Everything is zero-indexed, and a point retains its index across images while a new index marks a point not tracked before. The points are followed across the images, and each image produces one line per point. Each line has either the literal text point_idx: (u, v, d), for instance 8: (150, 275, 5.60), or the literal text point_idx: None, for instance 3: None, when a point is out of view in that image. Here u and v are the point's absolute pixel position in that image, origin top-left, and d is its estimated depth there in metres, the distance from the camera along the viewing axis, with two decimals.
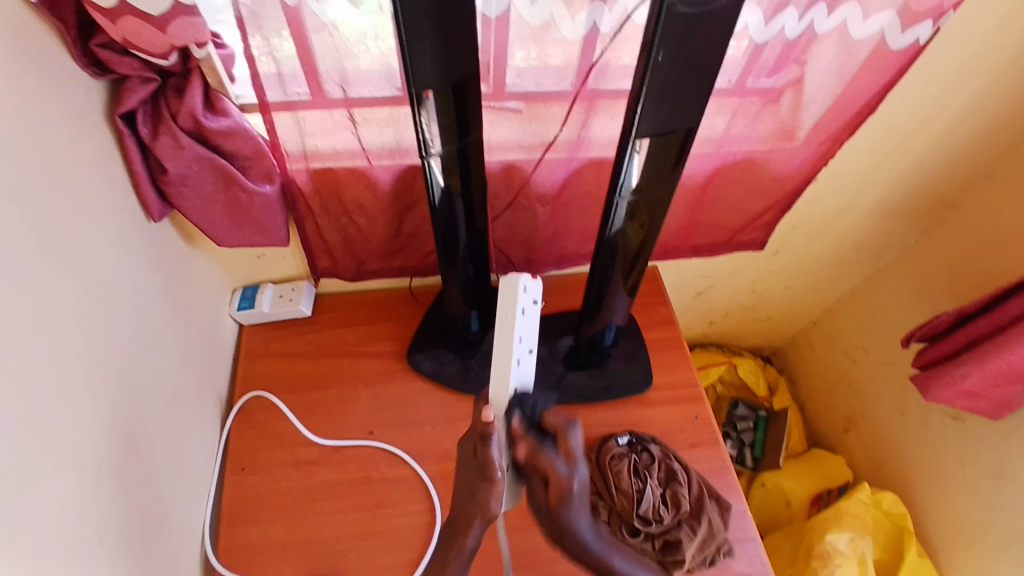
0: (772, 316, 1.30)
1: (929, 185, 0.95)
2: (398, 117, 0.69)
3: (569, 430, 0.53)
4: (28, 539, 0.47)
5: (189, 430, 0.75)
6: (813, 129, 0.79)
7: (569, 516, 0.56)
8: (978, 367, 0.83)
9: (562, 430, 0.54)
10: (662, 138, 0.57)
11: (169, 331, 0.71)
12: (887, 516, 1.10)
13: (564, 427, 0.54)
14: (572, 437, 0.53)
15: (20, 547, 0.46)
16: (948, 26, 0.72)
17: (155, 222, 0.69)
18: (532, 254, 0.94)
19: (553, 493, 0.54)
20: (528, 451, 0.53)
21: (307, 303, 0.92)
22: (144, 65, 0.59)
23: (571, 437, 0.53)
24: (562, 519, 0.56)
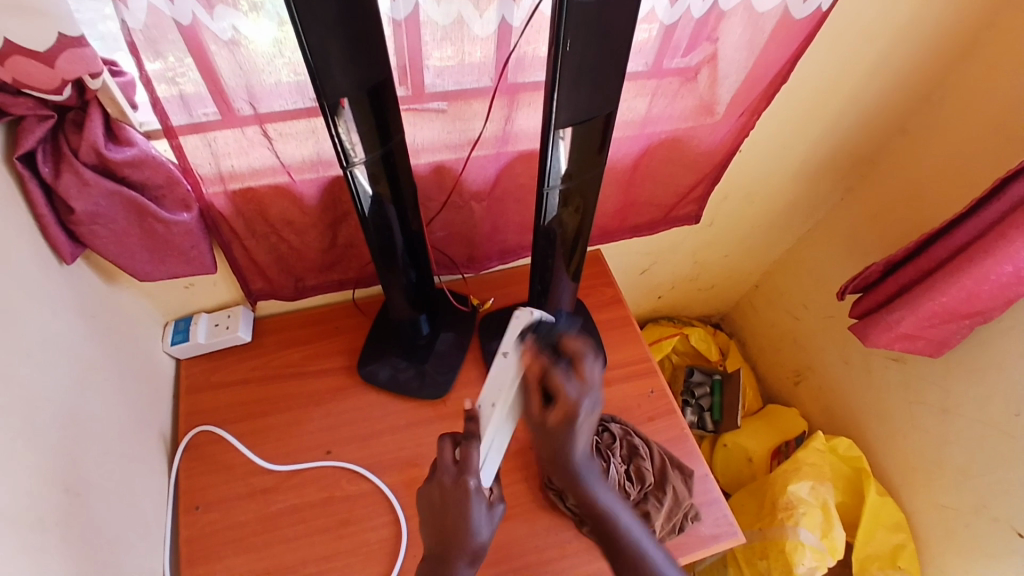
0: (716, 284, 1.34)
1: (848, 144, 0.99)
2: (316, 128, 0.67)
3: (587, 358, 0.59)
4: None
5: (135, 475, 0.72)
6: (731, 103, 0.81)
7: (565, 436, 0.59)
8: (912, 311, 0.87)
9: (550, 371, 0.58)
10: (585, 124, 0.57)
11: (100, 376, 0.67)
12: (843, 460, 1.16)
13: (582, 353, 0.59)
14: (586, 366, 0.59)
15: None
16: None
17: (68, 264, 0.64)
18: (474, 251, 0.94)
19: (561, 412, 0.58)
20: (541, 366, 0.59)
21: (245, 329, 0.90)
22: (40, 102, 0.55)
23: (586, 364, 0.59)
24: (558, 437, 0.59)
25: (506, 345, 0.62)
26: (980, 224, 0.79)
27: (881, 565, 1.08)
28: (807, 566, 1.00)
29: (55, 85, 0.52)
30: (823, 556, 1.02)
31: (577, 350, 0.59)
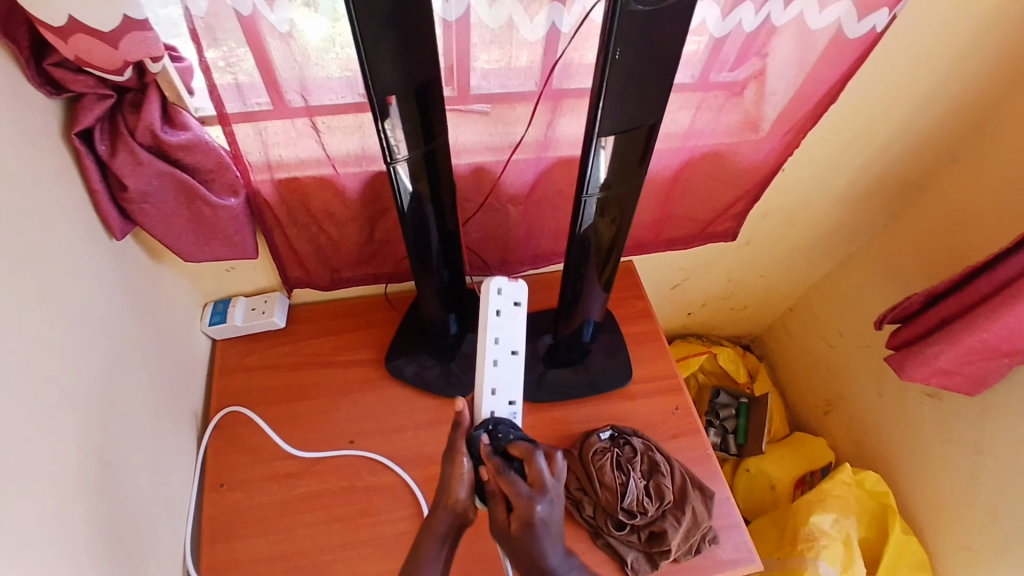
0: (749, 304, 1.32)
1: (895, 170, 0.97)
2: (362, 124, 0.68)
3: (533, 456, 0.56)
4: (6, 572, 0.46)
5: (164, 448, 0.74)
6: (776, 120, 0.80)
7: (529, 544, 0.56)
8: (952, 345, 0.84)
9: (527, 457, 0.57)
10: (627, 134, 0.57)
11: (138, 350, 0.70)
12: (871, 496, 1.12)
13: (529, 453, 0.57)
14: (539, 465, 0.56)
15: None
16: (904, 14, 0.73)
17: (117, 240, 0.67)
18: (507, 254, 0.94)
19: (517, 522, 0.56)
20: (493, 472, 0.57)
21: (280, 315, 0.92)
22: (100, 82, 0.58)
23: (537, 464, 0.56)
24: (523, 547, 0.56)
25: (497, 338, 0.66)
26: None
27: None
28: None
29: (116, 66, 0.55)
30: None
31: (535, 465, 0.56)
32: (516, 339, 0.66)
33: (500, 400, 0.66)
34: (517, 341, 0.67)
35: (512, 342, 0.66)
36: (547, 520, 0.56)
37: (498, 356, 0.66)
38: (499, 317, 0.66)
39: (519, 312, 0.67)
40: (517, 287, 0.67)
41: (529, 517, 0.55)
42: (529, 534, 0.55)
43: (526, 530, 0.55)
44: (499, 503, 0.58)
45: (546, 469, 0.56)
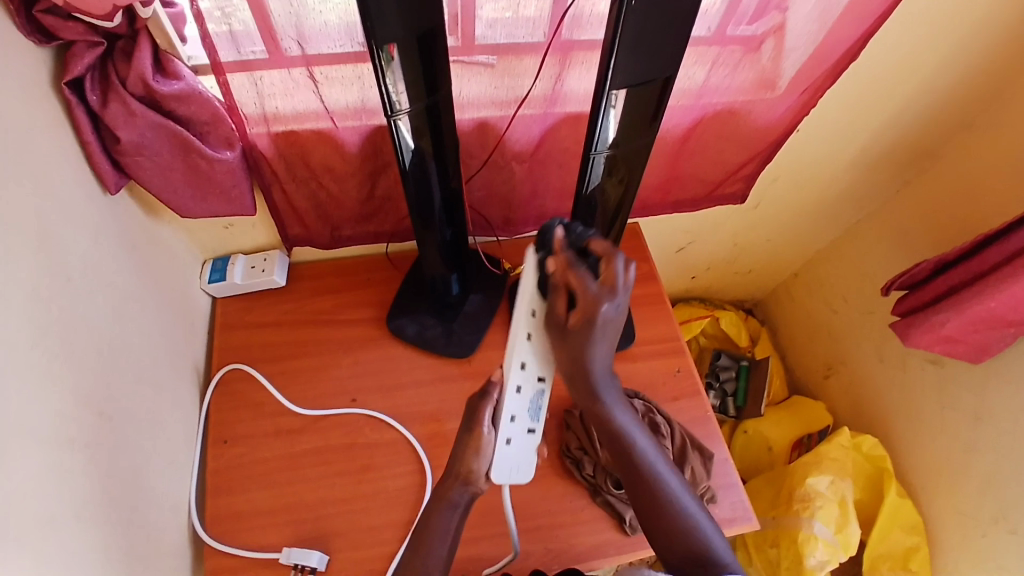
0: (754, 269, 1.30)
1: (913, 133, 0.94)
2: (362, 74, 0.65)
3: (613, 257, 0.54)
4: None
5: (167, 404, 0.74)
6: (794, 79, 0.77)
7: (587, 339, 0.55)
8: (958, 315, 0.83)
9: (607, 256, 0.54)
10: (639, 88, 0.54)
11: (136, 306, 0.69)
12: (867, 459, 1.13)
13: (608, 254, 0.54)
14: (617, 264, 0.54)
15: None
16: None
17: (112, 194, 0.65)
18: (510, 214, 0.92)
19: (581, 313, 0.54)
20: (563, 265, 0.54)
21: (281, 273, 0.90)
22: (90, 29, 0.55)
23: (615, 264, 0.54)
24: (579, 340, 0.55)
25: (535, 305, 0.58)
26: None
27: (891, 565, 1.08)
28: (818, 559, 1.01)
29: (106, 11, 0.52)
30: (835, 550, 1.02)
31: (614, 267, 0.53)
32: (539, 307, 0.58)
33: (525, 404, 0.62)
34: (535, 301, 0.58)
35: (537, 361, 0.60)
36: (608, 319, 0.54)
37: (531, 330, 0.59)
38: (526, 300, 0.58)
39: (542, 312, 0.58)
40: (532, 256, 0.56)
41: (596, 313, 0.53)
42: (589, 329, 0.54)
43: (582, 324, 0.54)
44: (559, 292, 0.55)
45: (620, 270, 0.54)
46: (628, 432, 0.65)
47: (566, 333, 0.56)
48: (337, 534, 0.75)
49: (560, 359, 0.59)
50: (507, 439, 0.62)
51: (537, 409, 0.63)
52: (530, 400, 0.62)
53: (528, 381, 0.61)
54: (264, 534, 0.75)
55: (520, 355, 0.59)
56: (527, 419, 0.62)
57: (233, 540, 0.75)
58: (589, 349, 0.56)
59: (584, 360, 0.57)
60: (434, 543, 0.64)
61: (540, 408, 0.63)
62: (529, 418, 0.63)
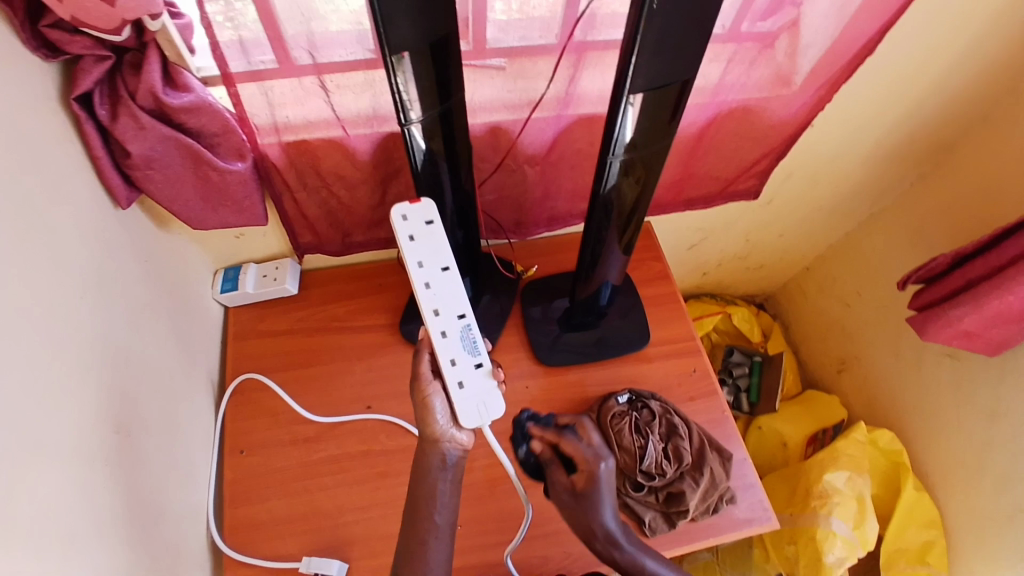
0: (765, 264, 1.30)
1: (926, 127, 0.92)
2: (373, 81, 0.64)
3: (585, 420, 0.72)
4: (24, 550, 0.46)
5: (183, 416, 0.74)
6: (810, 75, 0.75)
7: (595, 499, 0.66)
8: (976, 309, 0.82)
9: (579, 423, 0.72)
10: (659, 91, 0.53)
11: (151, 320, 0.69)
12: (883, 453, 1.13)
13: (580, 419, 0.72)
14: (591, 428, 0.71)
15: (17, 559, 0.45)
16: None
17: (123, 208, 0.65)
18: (522, 216, 0.91)
19: (585, 476, 0.67)
20: (554, 437, 0.72)
21: (292, 282, 0.90)
22: (97, 42, 0.54)
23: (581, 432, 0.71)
24: (589, 500, 0.66)
25: (425, 277, 0.61)
26: None
27: (908, 561, 1.06)
28: (836, 556, 1.00)
29: (114, 24, 0.51)
30: (853, 547, 1.01)
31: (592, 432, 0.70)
32: (440, 253, 0.62)
33: (457, 345, 0.59)
34: (443, 257, 0.62)
35: (446, 302, 0.60)
36: (606, 476, 0.67)
37: (430, 278, 0.61)
38: (411, 246, 0.61)
39: (435, 230, 0.62)
40: (423, 208, 0.63)
41: (595, 470, 0.67)
42: (591, 487, 0.66)
43: (586, 483, 0.67)
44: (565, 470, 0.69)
45: (580, 440, 0.69)
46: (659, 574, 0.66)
47: (578, 511, 0.67)
48: (356, 542, 0.75)
49: (579, 532, 0.67)
50: (459, 383, 0.58)
51: (470, 340, 0.60)
52: (460, 338, 0.60)
53: (449, 323, 0.60)
54: (283, 544, 0.75)
55: (428, 302, 0.60)
56: (463, 353, 0.59)
57: (251, 551, 0.75)
58: (598, 516, 0.66)
59: (600, 530, 0.65)
60: (428, 509, 0.61)
61: (474, 341, 0.60)
62: (467, 354, 0.59)
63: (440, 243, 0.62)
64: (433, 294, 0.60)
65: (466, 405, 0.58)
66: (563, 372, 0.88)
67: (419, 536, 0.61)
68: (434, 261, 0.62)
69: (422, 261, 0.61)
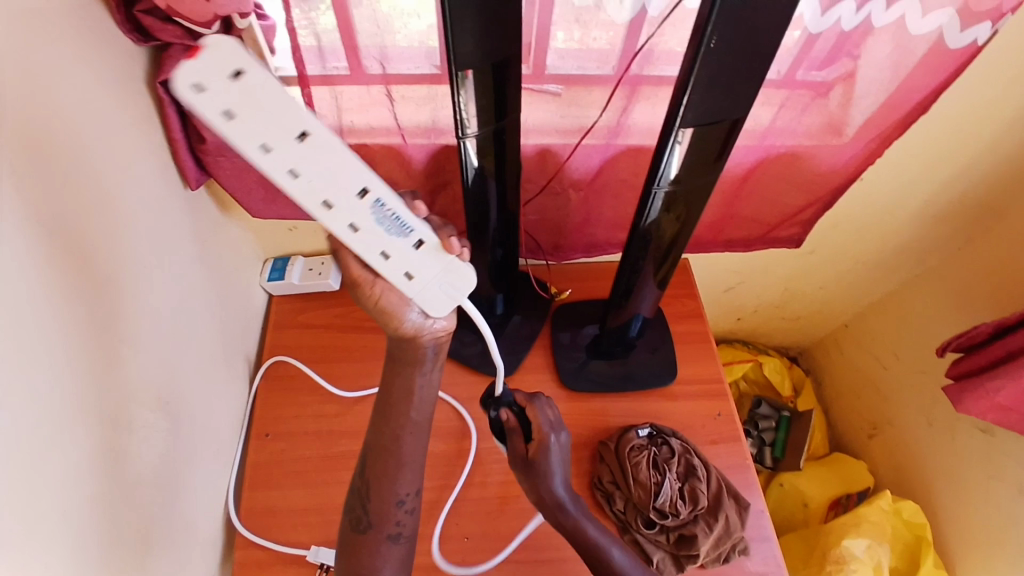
0: (801, 316, 1.28)
1: (977, 191, 0.91)
2: (436, 95, 0.68)
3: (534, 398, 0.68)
4: (53, 496, 0.48)
5: (217, 392, 0.77)
6: (862, 126, 0.76)
7: (544, 466, 0.65)
8: (1014, 382, 0.79)
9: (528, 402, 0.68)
10: (708, 128, 0.55)
11: (201, 298, 0.73)
12: (906, 525, 1.07)
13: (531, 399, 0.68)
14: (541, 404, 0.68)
15: (45, 505, 0.47)
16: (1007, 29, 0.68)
17: (193, 189, 0.70)
18: (561, 239, 0.93)
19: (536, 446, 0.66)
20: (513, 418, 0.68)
21: (335, 278, 0.93)
22: (187, 33, 0.59)
23: (535, 403, 0.68)
24: (540, 467, 0.66)
25: (284, 161, 0.38)
26: None
27: None
28: None
29: (206, 18, 0.56)
30: None
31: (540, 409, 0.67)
32: (281, 113, 0.36)
33: (377, 231, 0.43)
34: (292, 118, 0.37)
35: (331, 184, 0.40)
36: (559, 447, 0.67)
37: (290, 161, 0.38)
38: (237, 124, 0.35)
39: (255, 83, 0.35)
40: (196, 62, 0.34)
41: (547, 441, 0.66)
42: (545, 458, 0.66)
43: (541, 452, 0.66)
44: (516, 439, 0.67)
45: (544, 410, 0.68)
46: (608, 549, 0.64)
47: (528, 472, 0.66)
48: None
49: (529, 491, 0.67)
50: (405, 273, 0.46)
51: (390, 219, 0.43)
52: (376, 220, 0.43)
53: (353, 211, 0.41)
54: (293, 532, 0.77)
55: (309, 199, 0.39)
56: (389, 239, 0.44)
57: (262, 534, 0.76)
58: (552, 484, 0.65)
59: (552, 496, 0.65)
60: (404, 407, 0.58)
61: (396, 217, 0.44)
62: (395, 235, 0.44)
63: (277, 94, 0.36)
64: (310, 184, 0.39)
65: (431, 299, 0.48)
66: (585, 398, 0.88)
67: (391, 430, 0.59)
68: (281, 136, 0.37)
69: (267, 140, 0.37)
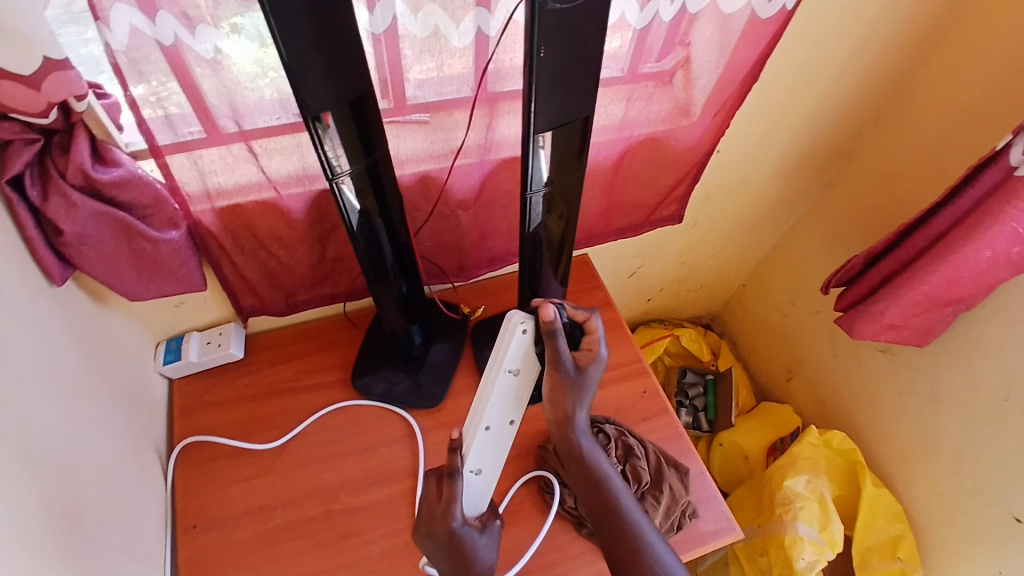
0: (703, 285, 1.36)
1: (822, 140, 1.02)
2: (300, 143, 0.68)
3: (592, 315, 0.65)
4: None
5: (134, 494, 0.71)
6: (706, 104, 0.83)
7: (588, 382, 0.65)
8: (895, 302, 0.88)
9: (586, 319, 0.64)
10: (564, 128, 0.58)
11: (92, 399, 0.67)
12: (838, 453, 1.16)
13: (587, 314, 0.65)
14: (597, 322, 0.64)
15: None
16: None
17: (58, 285, 0.64)
18: (463, 259, 0.95)
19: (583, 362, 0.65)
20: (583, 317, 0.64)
21: (238, 346, 0.90)
22: (25, 127, 0.55)
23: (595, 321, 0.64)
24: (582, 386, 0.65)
25: (512, 363, 0.60)
26: (955, 212, 0.80)
27: (881, 557, 1.08)
28: (807, 560, 1.00)
29: (40, 108, 0.53)
30: (822, 549, 1.01)
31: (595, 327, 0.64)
32: (520, 359, 0.60)
33: (485, 439, 0.61)
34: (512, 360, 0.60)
35: (495, 415, 0.61)
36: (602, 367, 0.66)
37: (506, 385, 0.60)
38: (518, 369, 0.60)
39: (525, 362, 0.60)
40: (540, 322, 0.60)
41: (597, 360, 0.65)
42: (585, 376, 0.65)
43: (589, 366, 0.65)
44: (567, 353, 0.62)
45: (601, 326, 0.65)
46: (604, 476, 0.70)
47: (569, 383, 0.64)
48: None
49: (551, 411, 0.69)
50: (474, 471, 0.63)
51: (479, 455, 0.62)
52: (497, 439, 0.62)
53: (497, 422, 0.61)
54: None
55: (503, 414, 0.61)
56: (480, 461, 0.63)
57: None
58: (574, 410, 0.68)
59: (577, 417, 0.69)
60: None
61: (473, 455, 0.61)
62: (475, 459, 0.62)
63: (499, 358, 0.59)
64: (498, 407, 0.60)
65: (480, 488, 0.65)
66: None
67: None
68: (506, 378, 0.60)
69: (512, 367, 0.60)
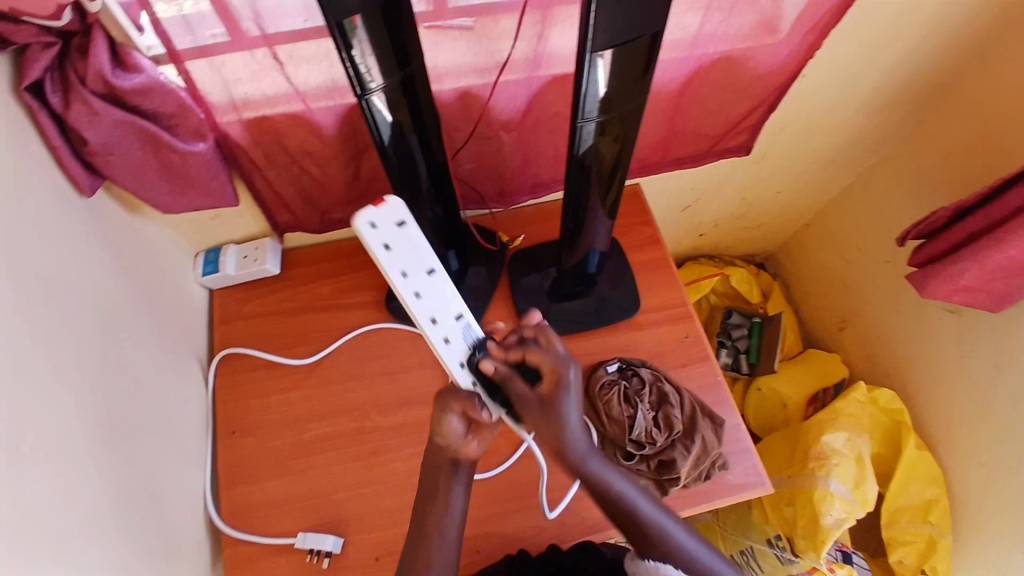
0: (762, 223, 1.26)
1: (928, 71, 0.87)
2: (328, 50, 0.62)
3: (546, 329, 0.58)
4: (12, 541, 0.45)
5: (171, 400, 0.73)
6: (796, 20, 0.71)
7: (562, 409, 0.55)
8: (978, 264, 0.78)
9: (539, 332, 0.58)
10: (626, 46, 0.50)
11: (126, 309, 0.67)
12: (885, 412, 1.10)
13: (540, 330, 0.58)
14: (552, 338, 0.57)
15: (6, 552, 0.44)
16: None
17: (87, 196, 0.63)
18: (504, 184, 0.89)
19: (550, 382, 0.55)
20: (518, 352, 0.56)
21: (273, 261, 0.89)
22: (43, 30, 0.51)
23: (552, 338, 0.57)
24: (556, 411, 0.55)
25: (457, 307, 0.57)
26: None
27: (910, 519, 1.05)
28: (835, 517, 0.99)
29: (51, 12, 0.48)
30: (852, 507, 0.99)
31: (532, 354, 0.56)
32: (415, 257, 0.54)
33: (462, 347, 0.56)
34: (426, 257, 0.55)
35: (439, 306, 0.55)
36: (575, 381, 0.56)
37: (418, 286, 0.54)
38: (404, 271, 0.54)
39: (407, 230, 0.54)
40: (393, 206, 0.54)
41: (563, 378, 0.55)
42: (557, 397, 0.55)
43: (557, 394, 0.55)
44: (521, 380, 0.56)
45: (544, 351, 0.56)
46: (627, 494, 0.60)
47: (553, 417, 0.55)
48: (350, 518, 0.76)
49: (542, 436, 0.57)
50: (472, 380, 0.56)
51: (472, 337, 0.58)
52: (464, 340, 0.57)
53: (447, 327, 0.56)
54: (278, 522, 0.76)
55: (423, 313, 0.55)
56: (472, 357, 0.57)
57: (248, 530, 0.75)
58: (566, 418, 0.55)
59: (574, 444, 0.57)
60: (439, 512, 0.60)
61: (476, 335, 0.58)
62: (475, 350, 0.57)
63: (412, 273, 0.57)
64: (425, 302, 0.55)
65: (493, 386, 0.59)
66: None
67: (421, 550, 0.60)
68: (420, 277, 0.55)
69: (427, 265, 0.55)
